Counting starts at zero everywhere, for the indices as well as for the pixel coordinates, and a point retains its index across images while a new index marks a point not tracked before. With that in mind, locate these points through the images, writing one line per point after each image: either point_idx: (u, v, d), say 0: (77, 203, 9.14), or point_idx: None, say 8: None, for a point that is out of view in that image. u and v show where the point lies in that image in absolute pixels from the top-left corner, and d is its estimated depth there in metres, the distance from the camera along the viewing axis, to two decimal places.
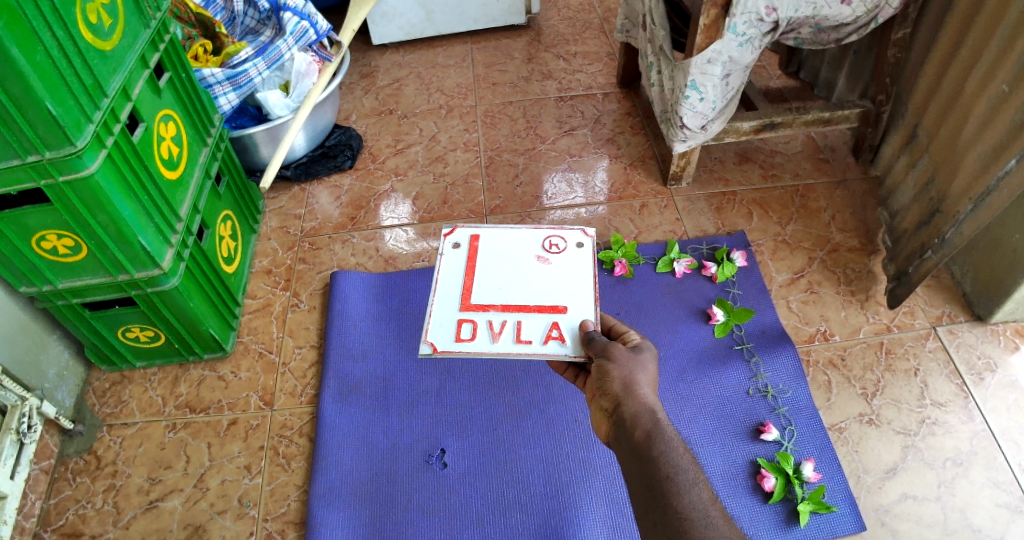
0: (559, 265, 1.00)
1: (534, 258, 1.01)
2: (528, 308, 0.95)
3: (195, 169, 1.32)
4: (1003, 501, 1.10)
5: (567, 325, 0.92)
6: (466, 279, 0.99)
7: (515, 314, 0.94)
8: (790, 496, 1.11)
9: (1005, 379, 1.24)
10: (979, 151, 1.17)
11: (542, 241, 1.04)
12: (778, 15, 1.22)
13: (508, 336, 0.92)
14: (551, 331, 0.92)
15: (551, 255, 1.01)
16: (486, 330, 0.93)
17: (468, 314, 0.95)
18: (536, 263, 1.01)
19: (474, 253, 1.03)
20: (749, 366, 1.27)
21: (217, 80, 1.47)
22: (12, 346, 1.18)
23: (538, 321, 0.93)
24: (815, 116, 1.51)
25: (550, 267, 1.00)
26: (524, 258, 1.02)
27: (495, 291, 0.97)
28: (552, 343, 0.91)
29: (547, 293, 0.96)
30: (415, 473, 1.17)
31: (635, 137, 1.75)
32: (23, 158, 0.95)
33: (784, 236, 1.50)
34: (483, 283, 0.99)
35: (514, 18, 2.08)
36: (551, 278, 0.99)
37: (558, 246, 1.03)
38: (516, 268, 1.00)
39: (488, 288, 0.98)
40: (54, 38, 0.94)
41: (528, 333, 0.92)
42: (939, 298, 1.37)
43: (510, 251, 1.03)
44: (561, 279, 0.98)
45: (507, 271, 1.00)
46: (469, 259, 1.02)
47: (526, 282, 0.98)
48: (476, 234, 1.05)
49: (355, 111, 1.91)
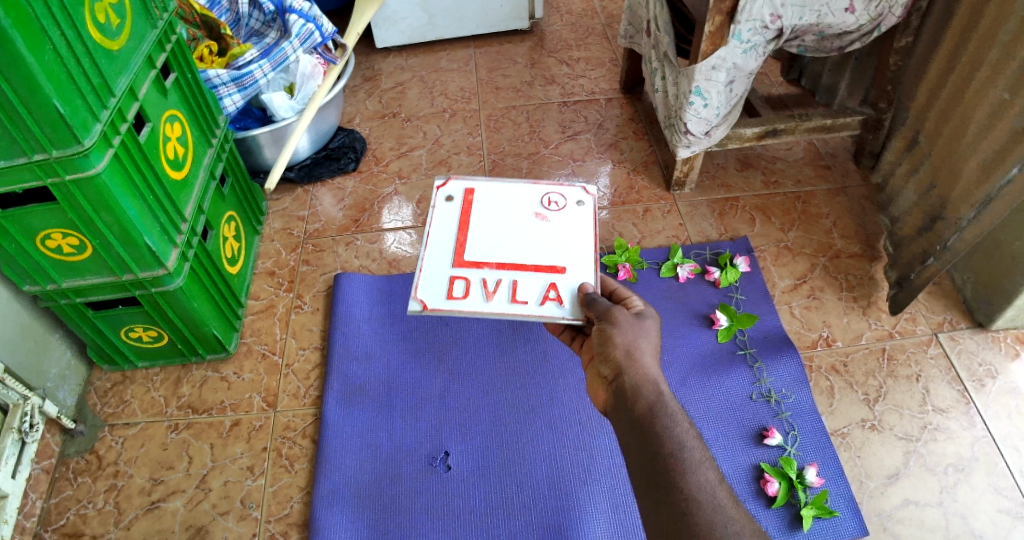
0: (556, 223, 1.01)
1: (532, 215, 1.02)
2: (524, 267, 0.95)
3: (200, 170, 1.32)
4: (1004, 507, 1.11)
5: (564, 286, 0.93)
6: (460, 235, 1.00)
7: (512, 272, 0.95)
8: (794, 500, 1.11)
9: (1006, 385, 1.24)
10: (980, 156, 1.19)
11: (541, 198, 1.05)
12: (783, 23, 1.23)
13: (502, 295, 0.92)
14: (548, 292, 0.93)
15: (549, 213, 1.03)
16: (481, 288, 0.93)
17: (460, 270, 0.96)
18: (535, 220, 1.02)
19: (468, 207, 1.04)
20: (752, 371, 1.27)
21: (222, 81, 1.48)
22: (15, 346, 1.17)
23: (534, 280, 0.94)
24: (817, 123, 1.52)
25: (549, 225, 1.01)
26: (523, 218, 1.02)
27: (490, 248, 0.98)
28: (549, 305, 0.91)
29: (546, 251, 0.97)
30: (420, 475, 1.17)
31: (638, 142, 1.76)
32: (29, 157, 0.95)
33: (786, 242, 1.51)
34: (480, 241, 0.99)
35: (517, 23, 2.09)
36: (551, 234, 1.00)
37: (557, 205, 1.04)
38: (516, 223, 1.01)
39: (483, 245, 0.98)
40: (63, 36, 0.94)
41: (524, 293, 0.92)
42: (940, 304, 1.37)
43: (508, 206, 1.04)
44: (559, 235, 0.99)
45: (504, 225, 1.01)
46: (462, 214, 1.03)
47: (524, 243, 0.99)
48: (471, 189, 1.06)
49: (358, 114, 1.92)
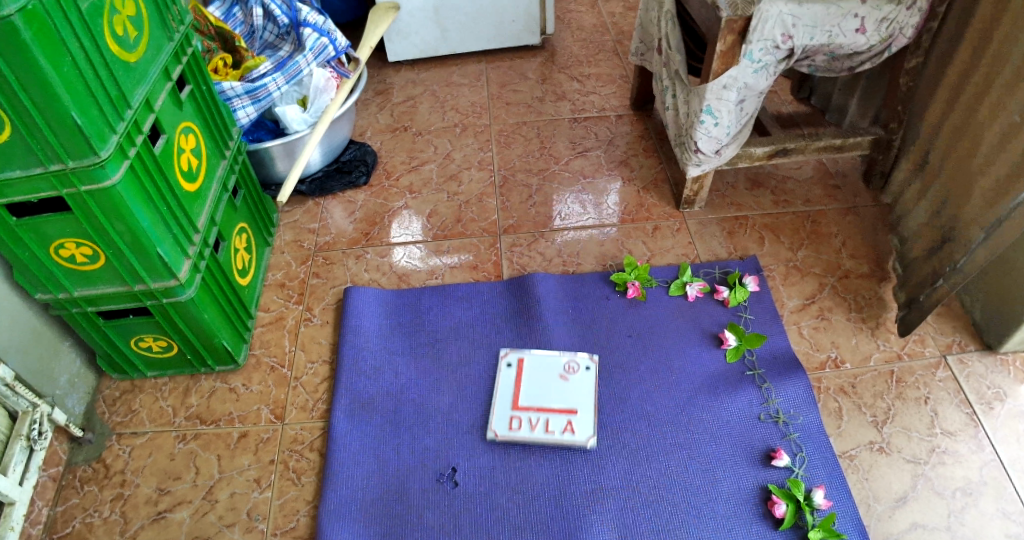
0: (573, 384, 1.28)
1: (557, 378, 1.30)
2: (553, 409, 1.25)
3: (213, 182, 1.33)
4: (1013, 532, 1.10)
5: (578, 423, 1.23)
6: (513, 398, 1.28)
7: (546, 413, 1.25)
8: (801, 523, 1.10)
9: (1015, 409, 1.24)
10: (991, 178, 1.19)
11: (564, 363, 1.32)
12: (794, 43, 1.24)
13: (541, 428, 1.23)
14: (567, 425, 1.23)
15: (568, 376, 1.30)
16: (527, 423, 1.24)
17: (517, 411, 1.26)
18: (559, 382, 1.29)
19: (520, 376, 1.31)
20: (760, 391, 1.27)
21: (236, 93, 1.50)
22: (26, 352, 1.18)
23: (558, 418, 1.24)
24: (828, 142, 1.52)
25: (568, 386, 1.28)
26: (551, 377, 1.30)
27: (533, 400, 1.27)
28: (567, 434, 1.22)
29: (566, 399, 1.26)
30: (425, 491, 1.17)
31: (648, 159, 1.77)
32: (45, 167, 0.96)
33: (795, 261, 1.51)
34: (527, 389, 1.28)
35: (529, 38, 2.10)
36: (570, 393, 1.27)
37: (574, 369, 1.31)
38: (546, 393, 1.28)
39: (529, 403, 1.27)
40: (82, 48, 0.95)
41: (552, 426, 1.23)
42: (949, 326, 1.37)
43: (543, 377, 1.30)
44: (575, 393, 1.27)
45: (541, 393, 1.28)
46: (517, 382, 1.30)
47: (555, 395, 1.27)
48: (522, 357, 1.33)
49: (370, 127, 1.93)
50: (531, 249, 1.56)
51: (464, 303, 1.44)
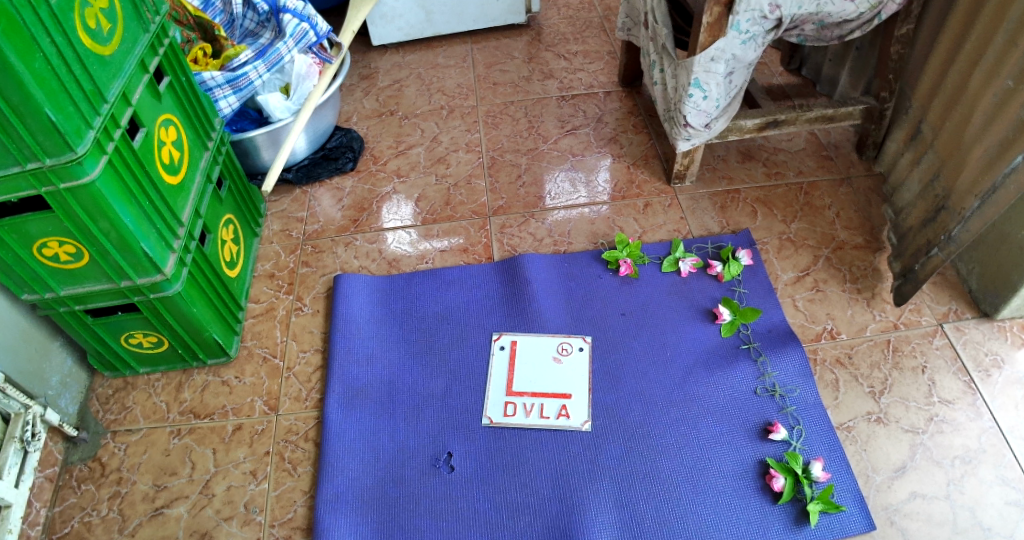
0: (568, 366, 1.28)
1: (550, 359, 1.29)
2: (547, 394, 1.25)
3: (196, 174, 1.31)
4: (1012, 499, 1.10)
5: (573, 407, 1.22)
6: (506, 380, 1.27)
7: (541, 397, 1.25)
8: (800, 496, 1.10)
9: (1013, 375, 1.23)
10: (985, 146, 1.17)
11: (557, 345, 1.31)
12: (782, 12, 1.21)
13: (534, 413, 1.22)
14: (562, 409, 1.22)
15: (562, 358, 1.29)
16: (521, 408, 1.23)
17: (512, 397, 1.25)
18: (552, 363, 1.29)
19: (513, 357, 1.30)
20: (756, 366, 1.26)
21: (217, 83, 1.47)
22: (16, 353, 1.17)
23: (552, 403, 1.23)
24: (818, 113, 1.50)
25: (563, 368, 1.28)
26: (544, 360, 1.29)
27: (527, 384, 1.26)
28: (563, 418, 1.21)
29: (560, 383, 1.26)
30: (423, 477, 1.16)
31: (638, 136, 1.74)
32: (23, 166, 0.94)
33: (789, 234, 1.49)
34: (521, 374, 1.28)
35: (514, 17, 2.07)
36: (565, 375, 1.27)
37: (567, 351, 1.30)
38: (541, 374, 1.27)
39: (521, 386, 1.26)
40: (53, 44, 0.93)
41: (547, 411, 1.22)
42: (945, 295, 1.36)
43: (536, 358, 1.30)
44: (571, 377, 1.26)
45: (534, 374, 1.27)
46: (510, 365, 1.29)
47: (549, 380, 1.26)
48: (515, 339, 1.33)
49: (355, 113, 1.90)
50: (522, 230, 1.55)
51: (454, 287, 1.43)
